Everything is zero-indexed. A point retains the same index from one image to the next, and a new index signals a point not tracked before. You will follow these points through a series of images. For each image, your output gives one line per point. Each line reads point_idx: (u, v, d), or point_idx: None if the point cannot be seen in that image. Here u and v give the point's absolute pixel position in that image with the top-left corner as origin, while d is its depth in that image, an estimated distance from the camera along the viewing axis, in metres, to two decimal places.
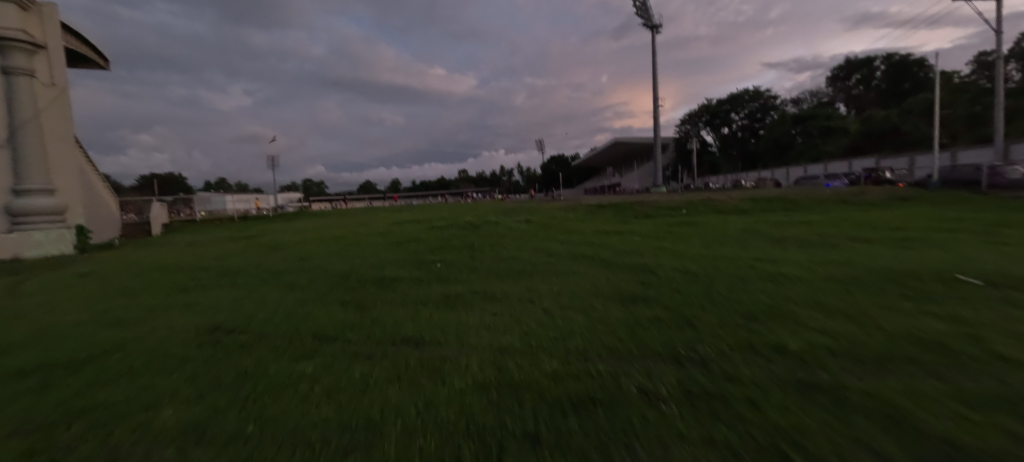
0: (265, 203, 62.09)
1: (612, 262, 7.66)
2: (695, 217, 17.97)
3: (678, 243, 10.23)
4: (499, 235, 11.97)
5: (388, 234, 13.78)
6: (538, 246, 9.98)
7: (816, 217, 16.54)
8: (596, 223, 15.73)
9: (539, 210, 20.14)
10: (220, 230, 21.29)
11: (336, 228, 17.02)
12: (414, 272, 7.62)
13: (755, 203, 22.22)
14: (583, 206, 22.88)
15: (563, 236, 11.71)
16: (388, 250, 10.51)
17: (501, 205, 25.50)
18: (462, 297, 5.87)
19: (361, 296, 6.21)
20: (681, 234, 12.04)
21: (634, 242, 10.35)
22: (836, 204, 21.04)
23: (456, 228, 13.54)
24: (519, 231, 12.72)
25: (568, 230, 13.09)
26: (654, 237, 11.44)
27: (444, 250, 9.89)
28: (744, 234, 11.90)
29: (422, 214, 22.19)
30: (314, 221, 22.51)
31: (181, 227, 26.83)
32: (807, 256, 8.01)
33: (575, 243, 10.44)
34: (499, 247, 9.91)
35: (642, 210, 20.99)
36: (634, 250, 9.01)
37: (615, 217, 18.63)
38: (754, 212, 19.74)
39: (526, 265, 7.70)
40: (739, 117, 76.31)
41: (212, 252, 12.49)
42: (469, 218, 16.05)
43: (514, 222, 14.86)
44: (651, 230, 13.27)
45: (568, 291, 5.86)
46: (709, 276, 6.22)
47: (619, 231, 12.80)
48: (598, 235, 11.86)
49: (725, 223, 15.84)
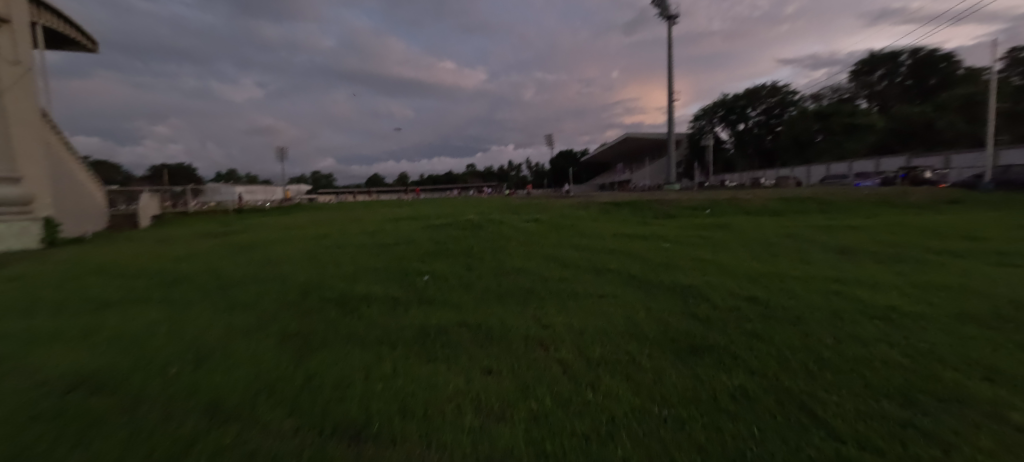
0: (269, 194, 61.17)
1: (647, 281, 5.93)
2: (723, 219, 16.06)
3: (718, 253, 8.45)
4: (502, 238, 10.27)
5: (377, 233, 12.17)
6: (550, 254, 8.28)
7: (864, 222, 14.54)
8: (613, 225, 13.89)
9: (547, 208, 18.38)
10: (206, 224, 19.88)
11: (327, 224, 15.54)
12: (391, 289, 5.95)
13: (787, 203, 20.16)
14: (596, 204, 21.03)
15: (578, 241, 9.95)
16: (371, 255, 8.88)
17: (507, 201, 23.71)
18: (447, 333, 4.23)
19: (312, 328, 4.57)
20: (717, 241, 10.24)
21: (664, 250, 8.58)
22: (879, 206, 18.97)
23: (454, 228, 11.89)
24: (526, 233, 11.02)
25: (584, 233, 11.35)
26: (686, 244, 9.66)
27: (435, 257, 8.21)
28: (792, 242, 10.07)
29: (422, 209, 20.68)
30: (307, 216, 21.01)
31: (171, 220, 25.57)
32: (895, 276, 6.22)
33: (594, 250, 8.72)
34: (502, 255, 8.19)
35: (661, 209, 19.15)
36: (670, 263, 7.25)
37: (632, 217, 16.88)
38: (789, 214, 17.70)
39: (534, 284, 6.00)
40: (756, 113, 73.30)
41: (175, 251, 10.97)
42: (471, 216, 14.35)
43: (520, 221, 13.16)
44: (680, 234, 11.45)
45: (595, 331, 4.14)
46: (790, 312, 4.48)
47: (642, 235, 11.02)
48: (619, 241, 10.09)
49: (761, 226, 13.92)
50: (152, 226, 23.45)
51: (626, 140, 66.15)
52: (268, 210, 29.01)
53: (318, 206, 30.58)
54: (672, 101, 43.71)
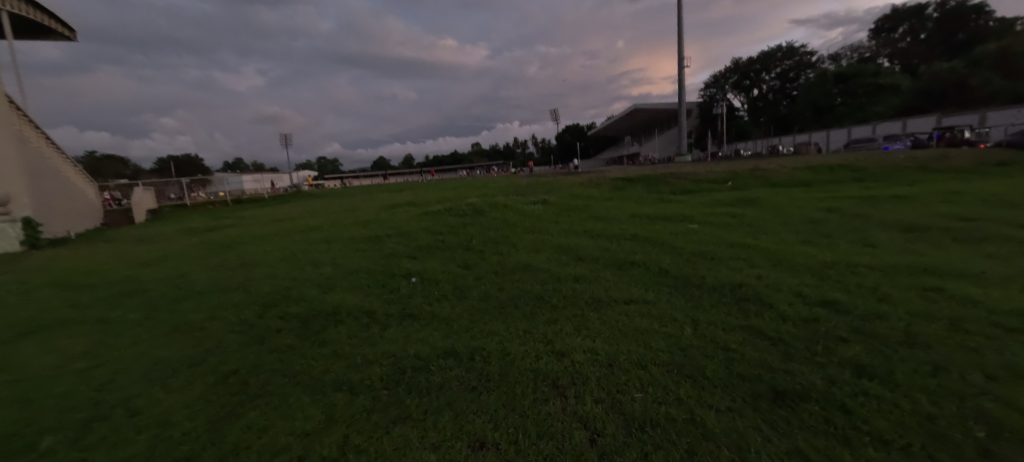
0: (274, 183, 60.83)
1: (685, 280, 4.75)
2: (749, 193, 14.66)
3: (760, 235, 7.20)
4: (505, 224, 9.15)
5: (371, 223, 11.12)
6: (562, 243, 7.14)
7: (909, 191, 13.01)
8: (628, 204, 12.63)
9: (555, 187, 17.14)
10: (200, 218, 19.15)
11: (320, 215, 14.55)
12: (369, 300, 4.88)
13: (815, 173, 18.56)
14: (607, 180, 19.67)
15: (591, 226, 8.75)
16: (358, 251, 7.84)
17: (513, 182, 22.47)
18: (428, 370, 3.17)
19: (258, 365, 3.54)
20: (751, 219, 8.97)
21: (694, 235, 7.36)
22: (918, 172, 17.27)
23: (452, 215, 10.78)
24: (533, 218, 9.84)
25: (597, 214, 10.16)
26: (717, 225, 8.41)
27: (427, 252, 7.12)
28: (838, 217, 8.77)
29: (423, 194, 19.58)
30: (303, 206, 20.11)
31: (169, 214, 25.00)
32: (995, 263, 4.94)
33: (611, 236, 7.57)
34: (506, 247, 7.09)
35: (677, 184, 17.74)
36: (706, 251, 6.07)
37: (647, 194, 15.56)
38: (819, 185, 16.18)
39: (545, 287, 4.87)
40: (771, 78, 69.67)
41: (150, 252, 10.10)
42: (472, 201, 13.19)
43: (526, 204, 11.97)
44: (706, 213, 10.17)
45: (629, 362, 3.02)
46: (895, 324, 3.27)
47: (662, 215, 9.80)
48: (638, 224, 8.88)
49: (792, 200, 12.55)
50: (149, 222, 22.90)
51: (633, 113, 63.66)
52: (267, 200, 28.26)
53: (318, 193, 29.72)
54: (682, 69, 41.35)
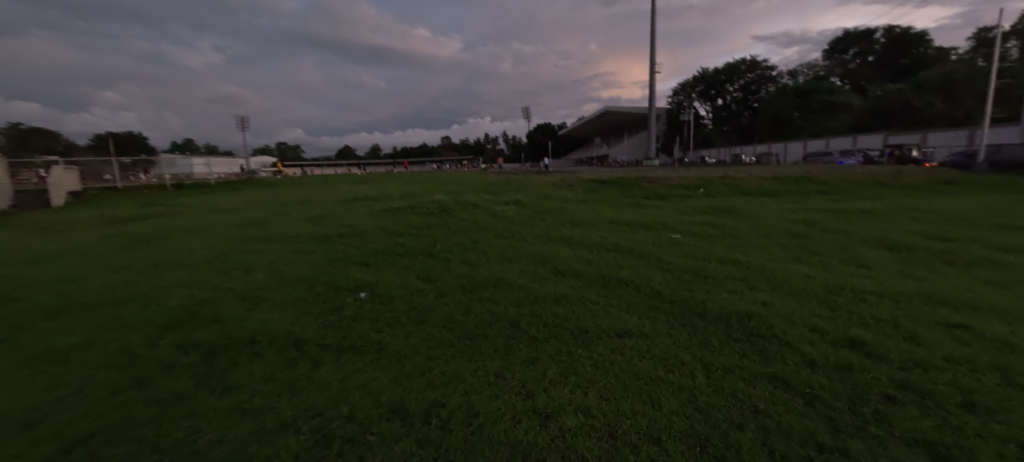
0: (227, 167, 56.51)
1: (683, 307, 4.12)
2: (723, 201, 14.57)
3: (748, 250, 6.76)
4: (475, 226, 8.31)
5: (324, 219, 9.93)
6: (539, 252, 6.39)
7: (873, 206, 13.33)
8: (604, 208, 12.11)
9: (528, 187, 16.41)
10: (128, 204, 16.91)
11: (269, 206, 13.07)
12: (305, 322, 3.90)
13: (781, 183, 18.93)
14: (581, 181, 19.21)
15: (569, 232, 8.07)
16: (303, 252, 6.74)
17: (485, 178, 21.60)
18: (364, 441, 2.29)
19: (126, 425, 2.52)
20: (732, 231, 8.62)
21: (680, 247, 6.83)
22: (875, 187, 17.95)
23: (418, 213, 9.79)
24: (505, 220, 9.03)
25: (573, 218, 9.53)
26: (701, 235, 7.96)
27: (384, 258, 6.17)
28: (817, 232, 8.59)
29: (387, 187, 18.30)
30: (252, 195, 18.27)
31: (96, 197, 22.17)
32: (998, 292, 4.64)
33: (592, 245, 6.90)
34: (477, 254, 6.25)
35: (651, 188, 17.51)
36: (698, 268, 5.52)
37: (623, 198, 15.17)
38: (787, 196, 16.41)
39: (522, 311, 4.08)
40: (736, 89, 72.51)
41: (47, 244, 8.43)
42: (439, 198, 12.21)
43: (498, 204, 11.16)
44: (685, 221, 9.78)
45: (637, 432, 2.29)
46: (942, 376, 2.76)
47: (642, 222, 9.30)
48: (618, 231, 8.30)
49: (766, 210, 12.49)
50: (68, 206, 20.10)
51: (605, 116, 64.27)
52: (214, 186, 25.79)
53: (273, 181, 27.48)
54: (654, 75, 41.90)
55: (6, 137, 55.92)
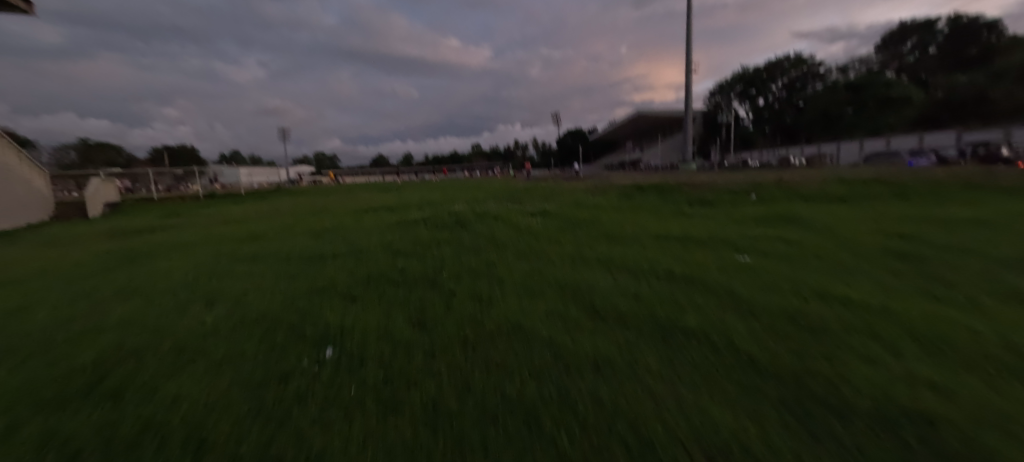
0: (265, 175, 58.46)
1: (799, 394, 2.63)
2: (784, 209, 12.56)
3: (851, 280, 5.07)
4: (493, 242, 7.04)
5: (327, 233, 8.92)
6: (568, 281, 5.00)
7: (978, 212, 10.95)
8: (644, 219, 10.51)
9: (556, 194, 15.00)
10: (154, 215, 16.92)
11: (281, 217, 12.42)
12: (230, 404, 2.71)
13: (848, 187, 16.51)
14: (615, 187, 17.59)
15: (606, 250, 6.62)
16: (285, 277, 5.68)
17: (511, 185, 20.33)
18: None
19: None
20: (814, 248, 6.86)
21: (754, 273, 5.24)
22: (964, 189, 15.29)
23: (430, 226, 8.65)
24: (529, 235, 7.68)
25: (609, 232, 8.05)
26: (777, 256, 6.27)
27: (376, 289, 4.97)
28: (931, 249, 6.67)
29: (407, 196, 17.46)
30: (273, 204, 17.92)
31: (131, 208, 22.72)
32: None
33: (637, 271, 5.43)
34: (489, 284, 4.93)
35: (694, 194, 15.70)
36: (793, 310, 3.95)
37: (662, 205, 13.50)
38: (860, 202, 14.10)
39: (544, 393, 2.71)
40: (778, 87, 67.99)
41: (38, 264, 7.89)
42: (458, 208, 11.03)
43: (522, 215, 9.84)
44: (748, 235, 8.07)
45: None
46: None
47: (694, 236, 7.71)
48: (668, 249, 6.76)
49: (839, 220, 10.50)
50: (104, 216, 20.52)
51: (637, 118, 61.87)
52: (245, 195, 26.02)
53: (300, 190, 27.48)
54: (689, 74, 39.46)
55: (74, 151, 60.66)
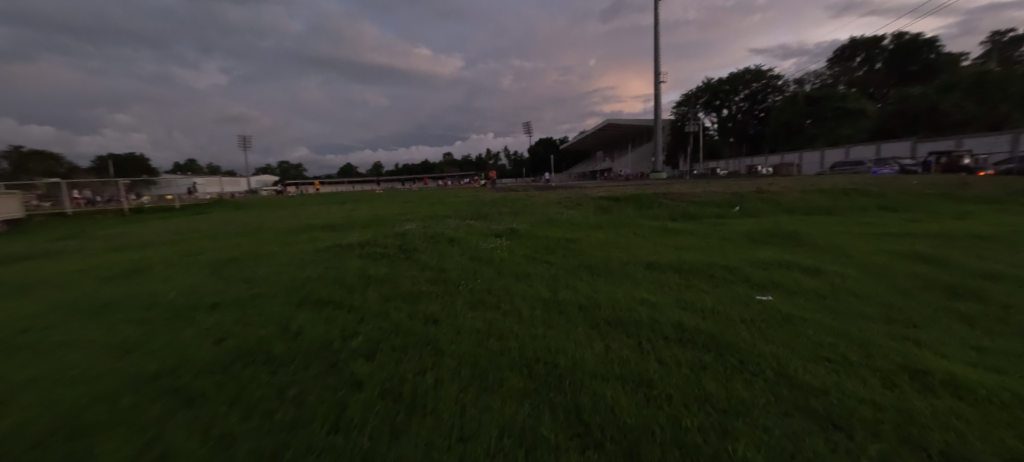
0: (220, 185, 54.21)
1: None
2: (774, 224, 11.51)
3: (924, 337, 3.72)
4: (443, 280, 5.34)
5: (230, 265, 6.89)
6: (539, 355, 3.35)
7: (976, 226, 10.22)
8: (628, 239, 9.07)
9: (528, 208, 13.50)
10: (50, 236, 14.09)
11: (198, 240, 10.24)
12: None
13: (829, 197, 15.90)
14: (590, 199, 16.23)
15: (589, 291, 5.04)
16: (112, 353, 3.71)
17: (479, 197, 18.66)
18: None
19: None
20: (842, 281, 5.60)
21: (797, 331, 3.79)
22: (942, 200, 14.94)
23: (368, 254, 6.87)
24: (490, 267, 6.03)
25: (590, 260, 6.50)
26: (806, 296, 4.90)
27: (238, 376, 3.14)
28: (977, 280, 5.50)
29: (361, 210, 15.51)
30: (204, 221, 15.47)
31: (35, 227, 19.34)
32: None
33: (635, 330, 3.85)
34: (418, 366, 3.23)
35: (675, 206, 14.60)
36: (899, 417, 2.47)
37: (643, 220, 12.25)
38: (847, 215, 13.36)
39: None
40: (741, 99, 70.16)
41: None
42: (408, 228, 9.21)
43: (484, 237, 8.18)
44: (754, 261, 6.75)
45: None
46: None
47: (692, 264, 6.34)
48: (667, 287, 5.26)
49: (837, 237, 9.52)
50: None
51: (609, 128, 61.84)
52: (180, 210, 23.02)
53: (246, 203, 24.66)
54: (659, 84, 39.48)
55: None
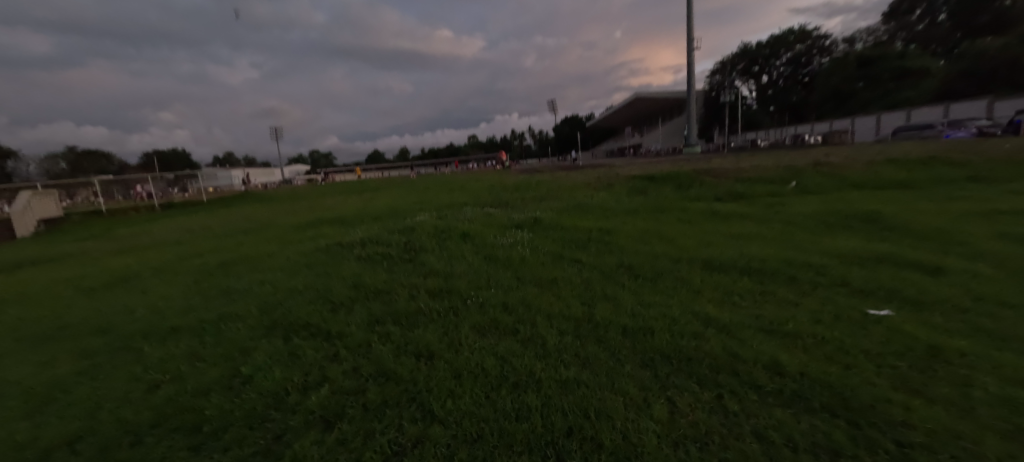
0: (254, 177, 55.78)
1: None
2: (844, 203, 9.77)
3: None
4: (448, 292, 4.31)
5: (218, 273, 6.13)
6: (571, 425, 2.26)
7: None
8: (671, 226, 7.72)
9: (552, 193, 12.26)
10: (76, 235, 14.15)
11: (204, 239, 9.71)
12: None
13: (902, 168, 13.71)
14: (622, 180, 14.74)
15: (633, 305, 3.86)
16: (24, 404, 2.88)
17: (502, 181, 17.50)
18: None
19: None
20: (978, 284, 4.17)
21: (962, 382, 2.51)
22: None
23: (367, 255, 5.95)
24: (507, 271, 4.96)
25: (631, 259, 5.27)
26: (940, 312, 3.56)
27: (147, 456, 2.24)
28: None
29: (376, 200, 14.75)
30: (222, 216, 15.17)
31: (71, 226, 19.80)
32: None
33: (710, 375, 2.68)
34: (394, 441, 2.22)
35: (719, 185, 12.96)
36: None
37: (683, 202, 10.80)
38: (929, 188, 11.36)
39: None
40: (782, 63, 64.54)
41: None
42: (419, 221, 8.23)
43: (502, 230, 7.07)
44: (844, 255, 5.32)
45: None
46: None
47: (762, 262, 5.01)
48: (737, 297, 4.01)
49: (931, 217, 7.81)
50: (35, 238, 17.67)
51: (637, 103, 58.41)
52: (206, 205, 23.17)
53: (269, 195, 24.60)
54: (692, 52, 36.32)
55: (59, 162, 58.51)
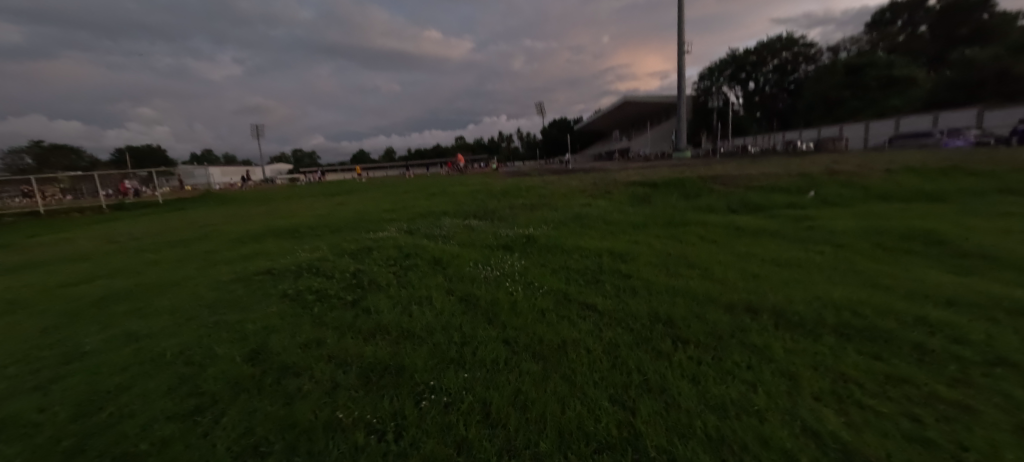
0: (233, 176, 53.14)
1: None
2: (881, 218, 8.50)
3: None
4: (393, 376, 2.67)
5: (87, 314, 4.37)
6: None
7: None
8: (696, 247, 6.27)
9: (546, 200, 10.73)
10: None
11: (121, 253, 7.89)
12: None
13: (923, 178, 12.61)
14: (621, 186, 13.33)
15: (701, 412, 2.29)
16: None
17: (488, 185, 15.96)
18: None
19: None
20: None
21: None
22: None
23: (295, 292, 4.25)
24: (490, 327, 3.35)
25: (667, 306, 3.75)
26: None
27: None
28: None
29: (346, 205, 13.03)
30: (169, 221, 13.22)
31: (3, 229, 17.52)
32: None
33: None
34: None
35: (730, 193, 11.63)
36: None
37: (697, 214, 9.38)
38: (962, 201, 10.24)
39: None
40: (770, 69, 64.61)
41: None
42: (384, 237, 6.59)
43: (487, 252, 5.49)
44: (954, 301, 3.90)
45: None
46: None
47: (855, 314, 3.52)
48: (862, 392, 2.48)
49: (1002, 239, 6.51)
50: None
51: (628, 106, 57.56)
52: (164, 206, 21.07)
53: (235, 197, 22.57)
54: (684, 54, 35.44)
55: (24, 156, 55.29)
